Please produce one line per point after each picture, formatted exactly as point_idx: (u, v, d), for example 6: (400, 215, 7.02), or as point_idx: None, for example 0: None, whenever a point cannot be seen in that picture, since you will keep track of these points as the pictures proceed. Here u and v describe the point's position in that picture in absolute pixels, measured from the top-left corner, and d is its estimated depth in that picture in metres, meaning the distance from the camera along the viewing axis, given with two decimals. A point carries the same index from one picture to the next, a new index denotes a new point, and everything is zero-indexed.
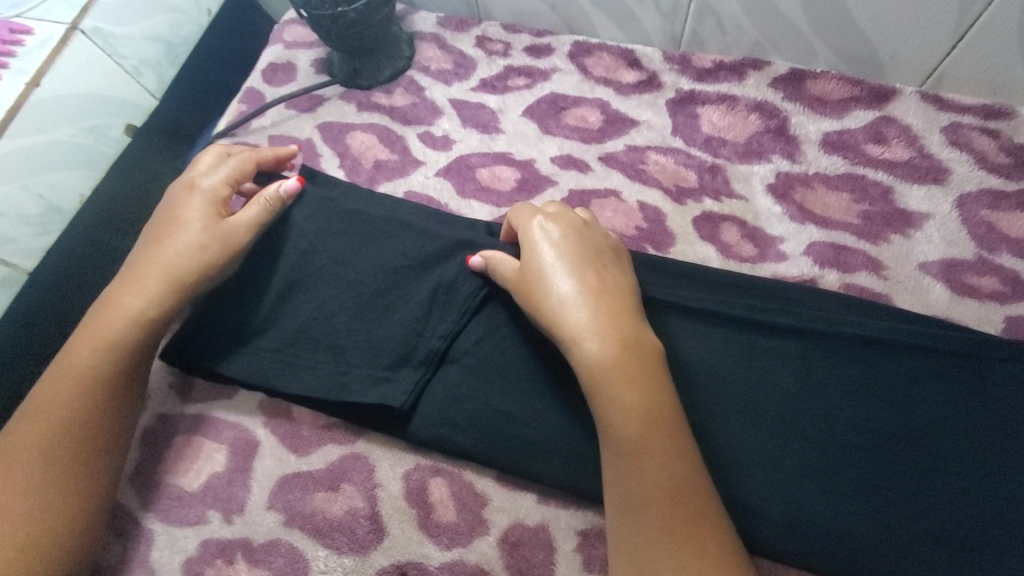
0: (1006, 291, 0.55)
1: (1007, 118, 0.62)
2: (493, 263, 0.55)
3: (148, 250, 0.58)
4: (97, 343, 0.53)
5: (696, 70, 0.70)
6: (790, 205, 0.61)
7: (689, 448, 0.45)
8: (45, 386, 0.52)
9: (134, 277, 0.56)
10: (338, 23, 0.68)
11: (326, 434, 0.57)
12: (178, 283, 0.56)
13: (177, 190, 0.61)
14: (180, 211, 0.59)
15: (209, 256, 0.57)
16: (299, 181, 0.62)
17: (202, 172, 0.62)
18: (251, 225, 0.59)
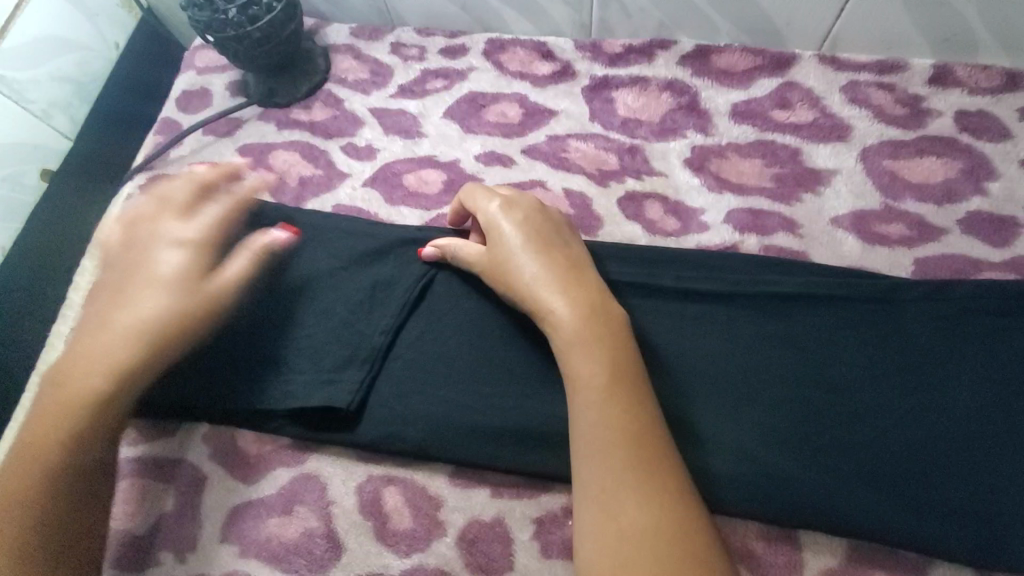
0: (913, 235, 0.58)
1: (899, 71, 0.66)
2: (451, 250, 0.57)
3: (109, 305, 0.49)
4: (63, 408, 0.44)
5: (607, 56, 0.71)
6: (707, 177, 0.63)
7: (650, 402, 0.46)
8: (10, 464, 0.44)
9: (95, 333, 0.47)
10: (244, 43, 0.67)
11: (274, 457, 0.56)
12: (149, 343, 0.47)
13: (131, 228, 0.52)
14: (153, 251, 0.51)
15: (191, 319, 0.49)
16: (289, 231, 0.59)
17: (184, 207, 0.54)
18: (241, 276, 0.53)
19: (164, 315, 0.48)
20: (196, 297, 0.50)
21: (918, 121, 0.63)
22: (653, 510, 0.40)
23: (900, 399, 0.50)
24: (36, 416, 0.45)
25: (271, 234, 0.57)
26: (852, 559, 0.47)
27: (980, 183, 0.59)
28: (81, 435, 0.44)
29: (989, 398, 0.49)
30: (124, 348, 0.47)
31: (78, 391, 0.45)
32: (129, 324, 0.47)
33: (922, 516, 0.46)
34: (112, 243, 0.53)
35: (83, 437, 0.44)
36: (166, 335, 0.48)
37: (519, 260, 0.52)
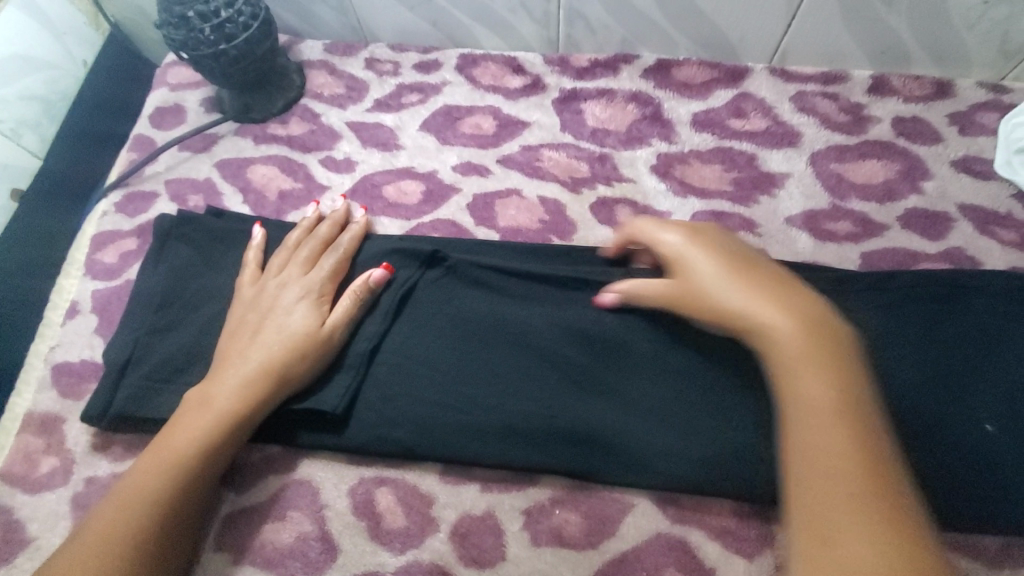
0: (859, 231, 0.63)
1: (842, 82, 0.71)
2: (635, 292, 0.56)
3: (227, 347, 0.56)
4: (190, 433, 0.52)
5: (575, 70, 0.75)
6: (672, 182, 0.67)
7: (877, 425, 0.43)
8: (139, 468, 0.51)
9: (218, 369, 0.55)
10: (220, 60, 0.68)
11: (266, 465, 0.57)
12: (257, 392, 0.53)
13: (283, 281, 0.59)
14: (286, 302, 0.57)
15: (298, 364, 0.54)
16: (387, 269, 0.60)
17: (277, 263, 0.61)
18: (343, 322, 0.57)
19: (270, 368, 0.54)
20: (296, 353, 0.54)
21: (860, 127, 0.69)
22: (877, 542, 0.37)
23: (859, 381, 0.54)
24: (168, 431, 0.53)
25: (369, 274, 0.59)
26: None
27: (916, 183, 0.65)
28: (206, 450, 0.52)
29: (936, 375, 0.54)
30: (236, 392, 0.53)
31: (201, 424, 0.53)
32: (243, 373, 0.54)
33: None
34: (241, 286, 0.60)
35: (202, 465, 0.52)
36: (271, 386, 0.54)
37: (727, 289, 0.51)
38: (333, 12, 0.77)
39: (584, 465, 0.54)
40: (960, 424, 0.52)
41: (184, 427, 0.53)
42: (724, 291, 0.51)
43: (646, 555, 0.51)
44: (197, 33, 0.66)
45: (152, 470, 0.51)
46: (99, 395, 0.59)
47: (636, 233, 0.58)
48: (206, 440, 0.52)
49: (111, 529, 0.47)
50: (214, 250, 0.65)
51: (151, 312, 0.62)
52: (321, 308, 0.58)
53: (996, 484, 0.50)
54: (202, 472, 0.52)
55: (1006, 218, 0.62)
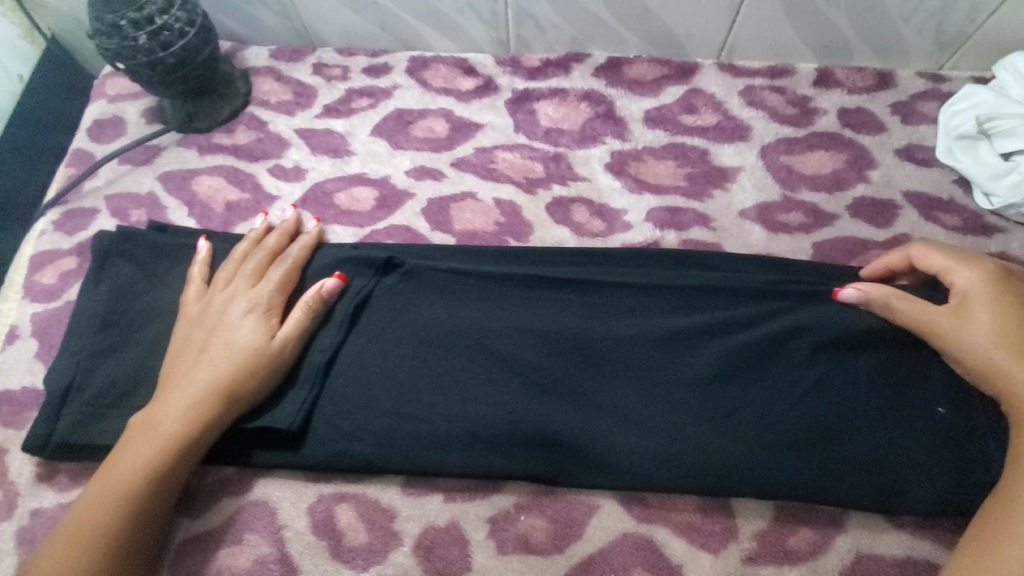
0: (810, 221, 0.64)
1: (788, 75, 0.73)
2: (884, 304, 0.55)
3: (172, 368, 0.54)
4: (135, 462, 0.50)
5: (527, 70, 0.75)
6: (627, 179, 0.67)
7: None
8: (84, 502, 0.49)
9: (163, 392, 0.53)
10: (158, 69, 0.65)
11: (219, 488, 0.55)
12: (206, 413, 0.51)
13: (230, 295, 0.57)
14: (233, 317, 0.55)
15: (249, 383, 0.52)
16: (340, 277, 0.58)
17: (224, 277, 0.58)
18: (296, 335, 0.55)
19: (219, 387, 0.52)
20: (247, 369, 0.53)
21: (807, 119, 0.70)
22: None
23: (817, 369, 0.55)
24: (113, 461, 0.51)
25: (322, 284, 0.57)
26: (779, 519, 0.52)
27: (862, 172, 0.66)
28: (154, 479, 0.50)
29: (891, 360, 0.55)
30: (185, 414, 0.51)
31: (149, 449, 0.50)
32: (192, 393, 0.52)
33: (838, 471, 0.51)
34: (186, 304, 0.58)
35: (155, 491, 0.50)
36: (222, 405, 0.52)
37: (988, 350, 0.50)
38: (276, 17, 0.75)
39: (549, 469, 0.53)
40: (913, 406, 0.53)
41: (130, 452, 0.50)
42: (978, 338, 0.51)
43: (614, 556, 0.51)
44: (131, 41, 0.63)
45: (97, 503, 0.48)
46: (39, 424, 0.56)
47: (915, 256, 0.56)
48: (153, 465, 0.50)
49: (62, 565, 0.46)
50: (159, 266, 0.62)
51: (92, 334, 0.59)
52: (272, 321, 0.56)
53: (950, 463, 0.51)
54: (156, 498, 0.50)
55: (948, 203, 0.64)
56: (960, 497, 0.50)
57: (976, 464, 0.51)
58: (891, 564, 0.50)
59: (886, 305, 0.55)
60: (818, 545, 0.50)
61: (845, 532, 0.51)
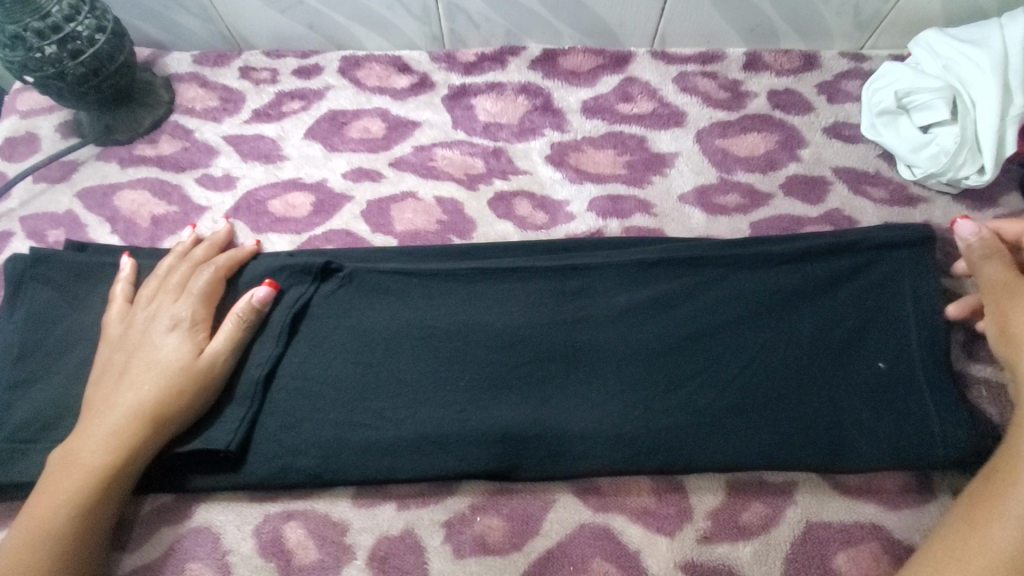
0: (747, 202, 0.65)
1: (719, 60, 0.74)
2: (980, 256, 0.54)
3: (97, 393, 0.51)
4: (58, 497, 0.47)
5: (463, 65, 0.74)
6: (568, 170, 0.67)
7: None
8: (7, 544, 0.45)
9: (87, 419, 0.49)
10: (68, 79, 0.62)
11: (156, 517, 0.52)
12: (132, 438, 0.48)
13: (153, 312, 0.54)
14: (155, 335, 0.53)
15: (183, 401, 0.50)
16: (272, 285, 0.56)
17: (148, 294, 0.55)
18: (229, 348, 0.53)
19: (144, 410, 0.49)
20: (174, 390, 0.50)
21: (740, 102, 0.71)
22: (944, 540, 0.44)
23: (757, 340, 0.56)
24: (35, 498, 0.47)
25: (253, 293, 0.55)
26: (730, 494, 0.52)
27: (794, 151, 0.68)
28: (83, 511, 0.47)
29: (827, 326, 0.57)
30: (109, 441, 0.48)
31: (73, 480, 0.47)
32: (117, 418, 0.49)
33: (785, 439, 0.52)
34: (109, 325, 0.55)
35: (83, 525, 0.47)
36: (149, 428, 0.49)
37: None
38: (197, 20, 0.72)
39: (503, 463, 0.52)
40: (852, 370, 0.55)
41: (52, 485, 0.47)
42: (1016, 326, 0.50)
43: (572, 548, 0.50)
44: (36, 52, 0.59)
45: (20, 544, 0.45)
46: None
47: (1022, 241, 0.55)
48: (79, 498, 0.47)
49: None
50: (79, 288, 0.58)
51: (7, 366, 0.55)
52: (200, 337, 0.53)
53: (891, 423, 0.52)
54: (86, 532, 0.47)
55: (875, 177, 0.66)
56: (903, 455, 0.51)
57: (913, 420, 0.53)
58: (838, 530, 0.51)
59: (979, 259, 0.54)
60: (769, 517, 0.51)
61: (795, 503, 0.52)
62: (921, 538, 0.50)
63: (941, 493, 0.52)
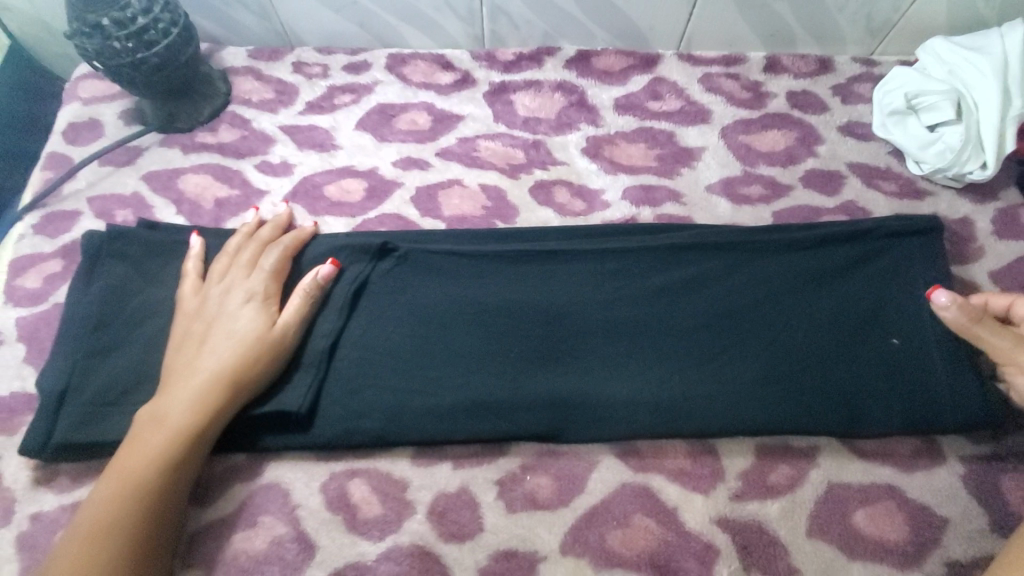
0: (769, 193, 0.70)
1: (741, 63, 0.79)
2: (972, 325, 0.56)
3: (179, 358, 0.54)
4: (146, 451, 0.50)
5: (502, 64, 0.79)
6: (603, 162, 0.72)
7: None
8: (99, 492, 0.49)
9: (170, 381, 0.53)
10: (139, 69, 0.66)
11: (229, 474, 0.55)
12: (215, 399, 0.52)
13: (227, 287, 0.58)
14: (231, 307, 0.57)
15: (259, 367, 0.54)
16: (335, 264, 0.60)
17: (219, 271, 0.59)
18: (298, 321, 0.57)
19: (226, 374, 0.53)
20: (251, 356, 0.54)
21: (761, 102, 0.76)
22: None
23: (780, 318, 0.61)
24: (124, 452, 0.51)
25: (317, 271, 0.60)
26: (759, 457, 0.57)
27: (812, 147, 0.73)
28: (170, 464, 0.50)
29: (845, 305, 0.62)
30: (193, 402, 0.52)
31: (159, 437, 0.51)
32: (200, 381, 0.53)
33: (807, 407, 0.57)
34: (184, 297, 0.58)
35: (170, 479, 0.50)
36: (230, 391, 0.53)
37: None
38: (254, 17, 0.77)
39: (551, 426, 0.56)
40: (869, 345, 0.60)
41: (140, 442, 0.51)
42: None
43: (615, 505, 0.54)
44: (113, 41, 0.63)
45: (114, 491, 0.48)
46: (36, 426, 0.54)
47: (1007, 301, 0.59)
48: (166, 453, 0.50)
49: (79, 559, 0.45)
50: (152, 264, 0.61)
51: (85, 334, 0.57)
52: (271, 310, 0.57)
53: (904, 394, 0.57)
54: (171, 486, 0.50)
55: (886, 171, 0.72)
56: (917, 422, 0.56)
57: (926, 390, 0.57)
58: (858, 490, 0.55)
59: (973, 326, 0.56)
60: (795, 479, 0.56)
61: (817, 466, 0.56)
62: (932, 498, 0.55)
63: (950, 458, 0.57)
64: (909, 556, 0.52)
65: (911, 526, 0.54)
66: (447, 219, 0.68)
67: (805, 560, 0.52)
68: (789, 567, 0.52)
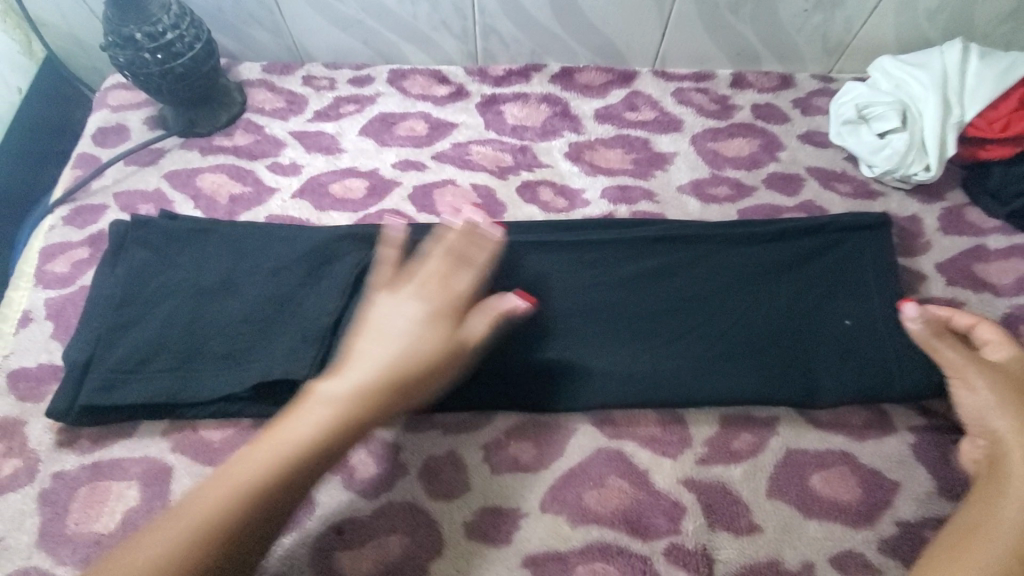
0: (735, 193, 0.77)
1: (710, 79, 0.87)
2: (933, 338, 0.59)
3: (377, 338, 0.55)
4: (357, 409, 0.50)
5: (493, 78, 0.87)
6: (584, 165, 0.79)
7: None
8: (266, 454, 0.47)
9: (350, 362, 0.53)
10: (165, 77, 0.73)
11: (237, 439, 0.60)
12: (389, 394, 0.52)
13: (394, 297, 0.58)
14: (461, 290, 0.60)
15: (442, 366, 0.55)
16: (527, 301, 0.60)
17: (450, 262, 0.62)
18: (481, 337, 0.58)
19: (395, 377, 0.52)
20: (432, 358, 0.54)
21: (728, 113, 0.84)
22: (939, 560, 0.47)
23: (745, 301, 0.67)
24: (330, 410, 0.50)
25: (509, 299, 0.60)
26: (722, 426, 0.62)
27: (774, 153, 0.81)
28: (319, 462, 0.48)
29: (803, 291, 0.68)
30: (373, 387, 0.51)
31: (318, 423, 0.49)
32: (355, 378, 0.52)
33: (768, 380, 0.62)
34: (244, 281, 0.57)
35: (309, 477, 0.47)
36: (394, 396, 0.52)
37: (990, 415, 0.54)
38: (269, 35, 0.85)
39: (534, 396, 0.62)
40: (825, 326, 0.66)
41: (306, 420, 0.49)
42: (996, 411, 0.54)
43: (592, 468, 0.59)
44: (143, 52, 0.71)
45: (266, 474, 0.45)
46: (64, 392, 0.60)
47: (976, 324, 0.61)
48: (316, 445, 0.48)
49: (192, 551, 0.41)
50: (171, 249, 0.67)
51: (110, 311, 0.63)
52: (460, 322, 0.58)
53: (856, 369, 0.63)
54: (304, 484, 0.47)
55: (842, 175, 0.79)
56: (868, 393, 0.62)
57: (876, 366, 0.63)
58: (814, 456, 0.60)
59: (933, 340, 0.58)
60: (756, 446, 0.61)
61: (777, 434, 0.61)
62: (883, 464, 0.60)
63: (901, 429, 0.62)
64: (861, 515, 0.57)
65: (864, 488, 0.58)
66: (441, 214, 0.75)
67: (766, 518, 0.56)
68: (750, 524, 0.56)
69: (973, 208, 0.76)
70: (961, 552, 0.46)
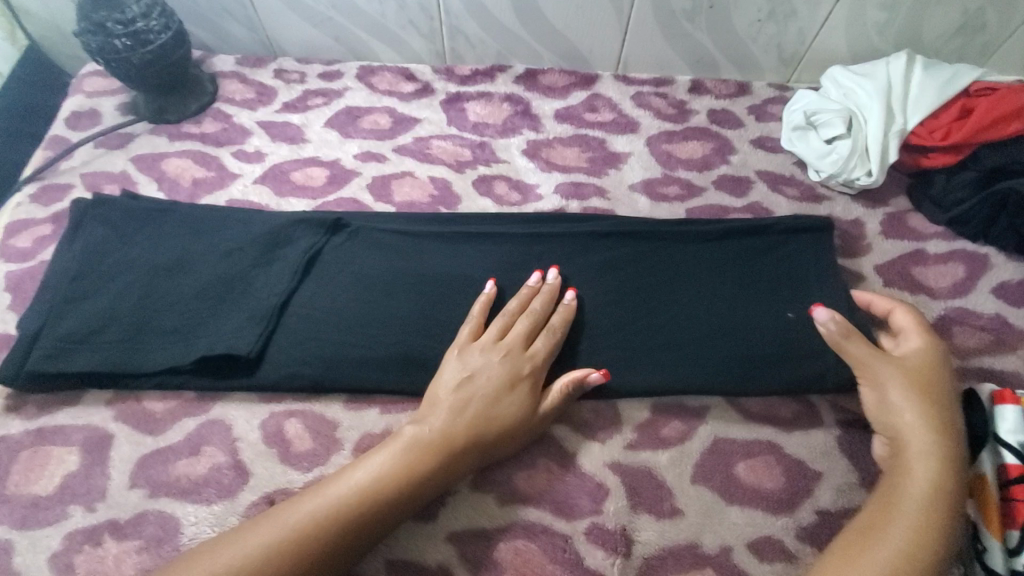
0: (685, 193, 0.79)
1: (669, 84, 0.90)
2: (843, 339, 0.60)
3: (449, 395, 0.58)
4: (425, 453, 0.54)
5: (459, 77, 0.89)
6: (540, 161, 0.82)
7: (912, 522, 0.50)
8: (355, 488, 0.51)
9: (430, 412, 0.57)
10: (135, 64, 0.76)
11: (179, 411, 0.62)
12: (463, 446, 0.55)
13: (467, 359, 0.60)
14: (534, 361, 0.61)
15: (511, 430, 0.57)
16: (604, 375, 0.61)
17: (513, 315, 0.64)
18: (552, 415, 0.60)
19: (469, 436, 0.56)
20: (502, 424, 0.57)
21: (684, 117, 0.87)
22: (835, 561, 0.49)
23: (687, 296, 0.69)
24: (405, 454, 0.54)
25: (586, 375, 0.61)
26: (654, 413, 0.63)
27: (725, 156, 0.83)
28: (395, 507, 0.52)
29: (744, 288, 0.69)
30: (456, 438, 0.55)
31: (383, 473, 0.52)
32: (432, 428, 0.55)
33: (702, 371, 0.64)
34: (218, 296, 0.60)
35: (385, 519, 0.51)
36: (469, 453, 0.55)
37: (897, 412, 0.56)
38: (244, 29, 0.88)
39: None
40: (761, 322, 0.67)
41: (372, 464, 0.53)
42: (896, 408, 0.56)
43: (524, 451, 0.60)
44: (113, 39, 0.74)
45: (343, 507, 0.50)
46: (13, 358, 0.62)
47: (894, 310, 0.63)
48: (381, 494, 0.51)
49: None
50: (130, 227, 0.70)
51: (65, 284, 0.66)
52: (537, 395, 0.60)
53: (790, 363, 0.64)
54: (382, 526, 0.51)
55: (790, 178, 0.81)
56: (798, 387, 0.63)
57: (809, 360, 0.64)
58: (742, 445, 0.62)
59: (843, 340, 0.60)
60: (685, 433, 0.62)
61: (706, 423, 0.63)
62: (809, 455, 0.61)
63: (828, 422, 0.63)
64: (783, 503, 0.58)
65: (789, 477, 0.59)
66: (397, 204, 0.77)
67: (688, 503, 0.58)
68: (673, 508, 0.57)
69: (915, 213, 0.78)
70: (850, 556, 0.49)
